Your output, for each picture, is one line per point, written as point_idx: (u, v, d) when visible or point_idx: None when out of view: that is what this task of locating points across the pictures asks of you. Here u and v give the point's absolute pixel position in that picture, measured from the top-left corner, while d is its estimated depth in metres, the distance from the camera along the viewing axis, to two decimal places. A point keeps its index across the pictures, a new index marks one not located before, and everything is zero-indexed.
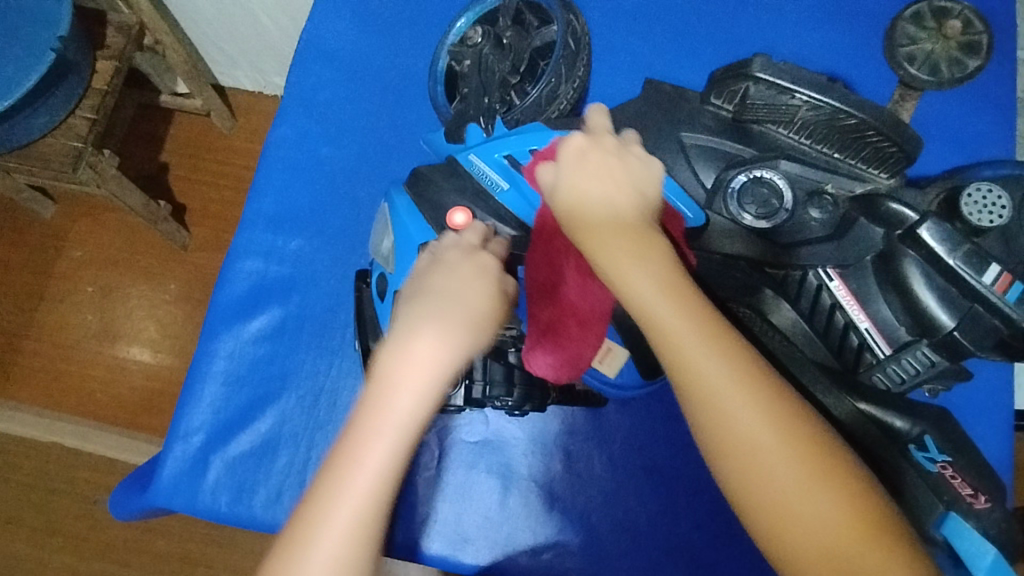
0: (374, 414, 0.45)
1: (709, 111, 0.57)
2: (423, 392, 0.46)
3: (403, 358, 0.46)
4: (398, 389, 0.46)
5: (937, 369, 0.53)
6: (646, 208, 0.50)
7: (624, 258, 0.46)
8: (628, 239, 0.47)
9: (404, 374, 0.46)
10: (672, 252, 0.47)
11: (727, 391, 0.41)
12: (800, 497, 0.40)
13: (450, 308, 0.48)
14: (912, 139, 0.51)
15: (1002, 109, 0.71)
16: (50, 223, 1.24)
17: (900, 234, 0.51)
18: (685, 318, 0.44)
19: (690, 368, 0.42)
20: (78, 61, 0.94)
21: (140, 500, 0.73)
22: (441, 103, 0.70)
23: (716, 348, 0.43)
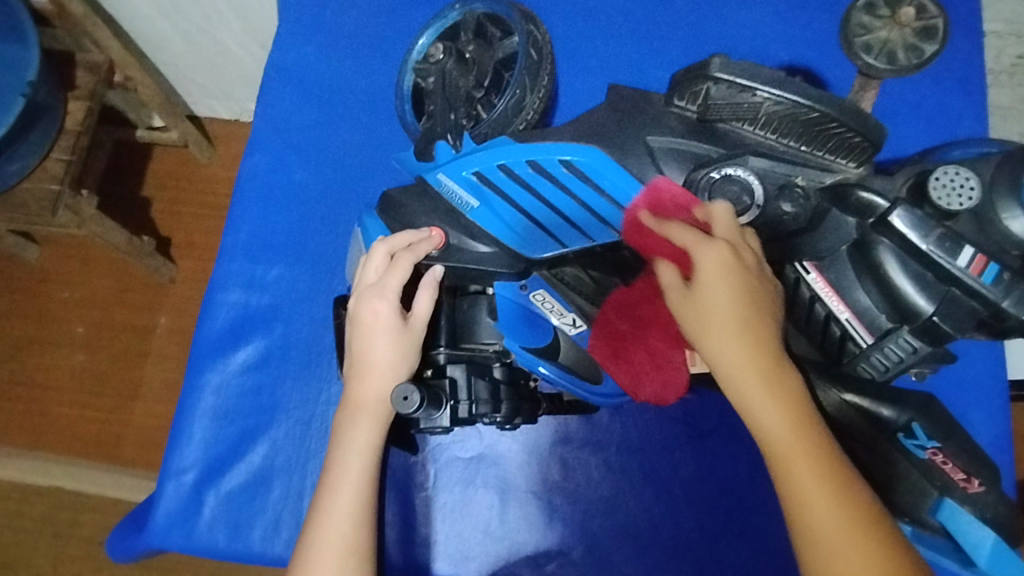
0: (339, 457, 0.57)
1: (674, 112, 0.56)
2: (365, 431, 0.57)
3: (353, 413, 0.57)
4: (350, 434, 0.57)
5: (920, 355, 0.52)
6: (740, 256, 0.51)
7: (719, 314, 0.50)
8: (722, 288, 0.50)
9: (352, 422, 0.57)
10: (763, 296, 0.51)
11: (791, 447, 0.47)
12: (848, 549, 0.44)
13: (366, 363, 0.57)
14: (876, 128, 0.51)
15: (965, 84, 0.72)
16: (35, 267, 1.23)
17: (872, 222, 0.51)
18: (748, 356, 0.49)
19: (743, 390, 0.49)
20: (49, 104, 0.94)
21: (138, 542, 0.72)
22: (409, 121, 0.71)
23: (769, 373, 0.49)
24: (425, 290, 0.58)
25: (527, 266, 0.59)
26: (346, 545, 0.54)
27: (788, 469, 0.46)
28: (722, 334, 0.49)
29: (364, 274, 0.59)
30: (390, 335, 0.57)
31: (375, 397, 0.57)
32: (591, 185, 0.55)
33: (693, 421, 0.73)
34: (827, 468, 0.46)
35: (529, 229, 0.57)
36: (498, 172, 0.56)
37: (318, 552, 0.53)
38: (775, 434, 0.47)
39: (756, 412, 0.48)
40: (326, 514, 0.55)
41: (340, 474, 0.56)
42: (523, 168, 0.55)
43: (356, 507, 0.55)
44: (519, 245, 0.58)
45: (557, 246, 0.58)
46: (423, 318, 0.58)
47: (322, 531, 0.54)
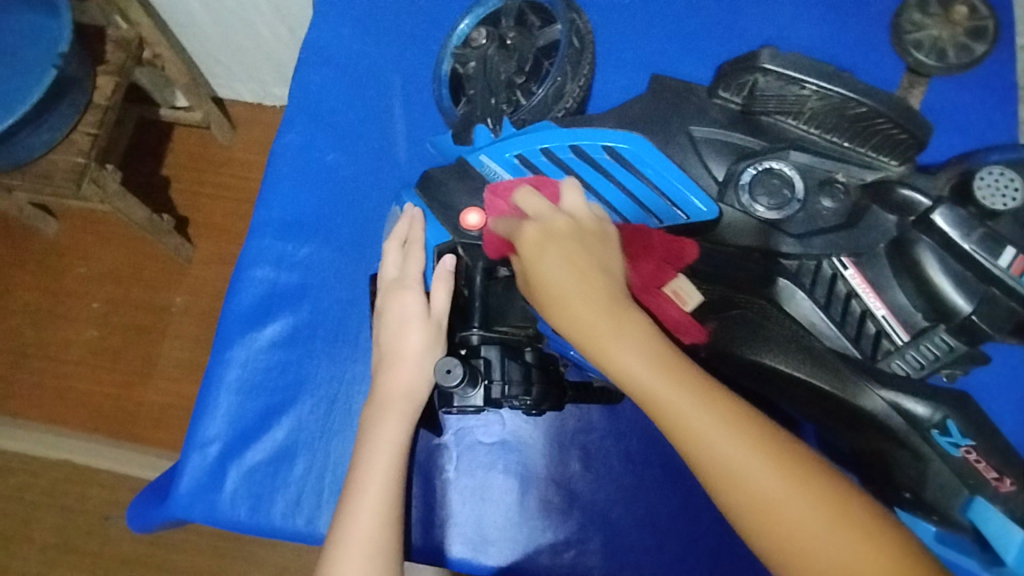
0: (365, 455, 0.56)
1: (718, 103, 0.57)
2: (394, 427, 0.57)
3: (381, 410, 0.57)
4: (379, 431, 0.57)
5: (955, 355, 0.53)
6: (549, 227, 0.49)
7: (565, 283, 0.46)
8: (557, 256, 0.47)
9: (379, 419, 0.57)
10: (597, 258, 0.47)
11: (703, 424, 0.41)
12: (802, 527, 0.39)
13: (395, 358, 0.58)
14: (922, 124, 0.51)
15: (1003, 92, 0.72)
16: (53, 241, 1.24)
17: (912, 220, 0.51)
18: (623, 336, 0.44)
19: (636, 384, 0.43)
20: (79, 77, 0.94)
21: (158, 513, 0.73)
22: (447, 106, 0.71)
23: (648, 349, 0.43)
24: (441, 285, 0.59)
25: None
26: (373, 543, 0.52)
27: (709, 459, 0.41)
28: (575, 303, 0.45)
29: (384, 273, 0.62)
30: (416, 324, 0.58)
31: (406, 394, 0.57)
32: (633, 172, 0.56)
33: None
34: (746, 436, 0.41)
35: None
36: (542, 156, 0.57)
37: (345, 550, 0.52)
38: (686, 421, 0.41)
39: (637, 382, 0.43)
40: (355, 510, 0.53)
41: (367, 470, 0.55)
42: (566, 153, 0.57)
43: (383, 505, 0.54)
44: None
45: None
46: (443, 313, 0.58)
47: (351, 528, 0.53)
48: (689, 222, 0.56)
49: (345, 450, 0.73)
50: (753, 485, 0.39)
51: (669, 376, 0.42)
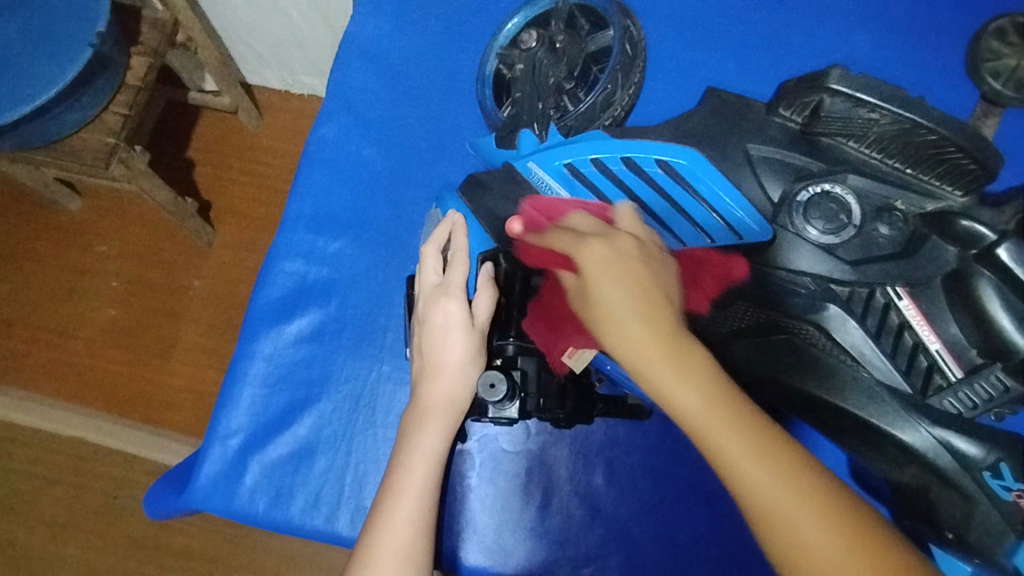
0: (402, 461, 0.55)
1: (777, 121, 0.56)
2: (432, 437, 0.55)
3: (419, 417, 0.56)
4: (417, 439, 0.55)
5: (1011, 395, 0.50)
6: (619, 246, 0.47)
7: (622, 312, 0.43)
8: (607, 266, 0.45)
9: (417, 427, 0.55)
10: (648, 272, 0.46)
11: (726, 430, 0.39)
12: (819, 547, 0.36)
13: (434, 366, 0.56)
14: (993, 157, 0.50)
15: None
16: (76, 218, 1.24)
17: (974, 254, 0.49)
18: (650, 333, 0.42)
19: (654, 380, 0.42)
20: (115, 57, 0.94)
21: (176, 502, 0.72)
22: (489, 106, 0.69)
23: (670, 347, 0.42)
24: (484, 291, 0.56)
25: None
26: (407, 554, 0.51)
27: (726, 463, 0.39)
28: (627, 326, 0.43)
29: (423, 280, 0.58)
30: (458, 335, 0.55)
31: (448, 404, 0.56)
32: (686, 188, 0.55)
33: None
34: (770, 449, 0.39)
35: None
36: (591, 167, 0.56)
37: (376, 560, 0.50)
38: (702, 422, 0.40)
39: (680, 410, 0.41)
40: (389, 518, 0.52)
41: (403, 479, 0.54)
42: (619, 164, 0.56)
43: (417, 515, 0.52)
44: None
45: None
46: (486, 317, 0.56)
47: (385, 536, 0.51)
48: (743, 242, 0.54)
49: (367, 449, 0.72)
50: (770, 499, 0.37)
51: (707, 397, 0.40)
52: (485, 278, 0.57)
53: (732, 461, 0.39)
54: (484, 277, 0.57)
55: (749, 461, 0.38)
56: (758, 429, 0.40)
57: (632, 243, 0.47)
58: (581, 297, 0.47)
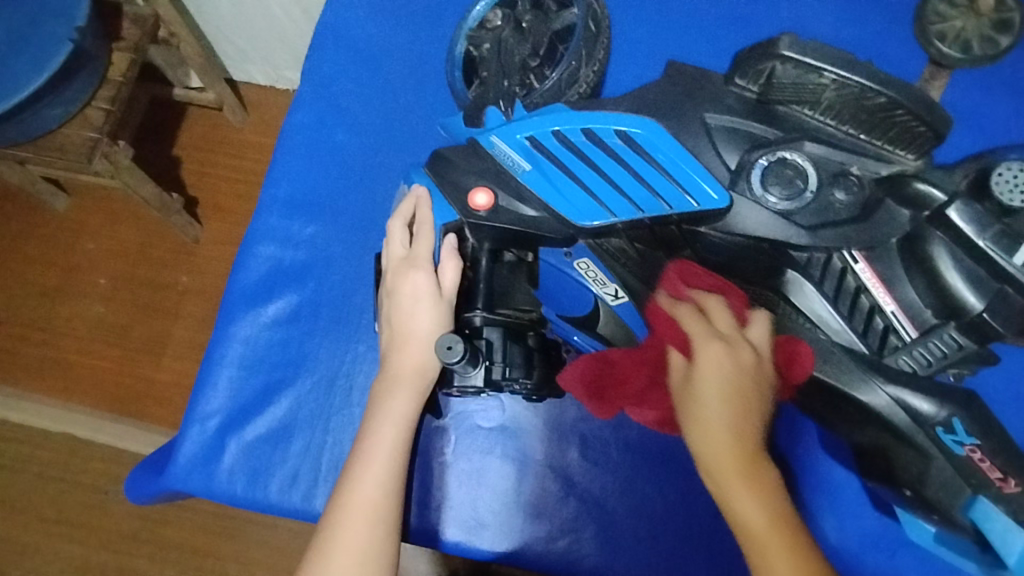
0: (373, 425, 0.56)
1: (733, 91, 0.56)
2: (403, 403, 0.57)
3: (390, 384, 0.57)
4: (388, 404, 0.57)
5: (964, 353, 0.52)
6: (742, 360, 0.50)
7: (720, 442, 0.48)
8: (719, 380, 0.49)
9: (389, 393, 0.57)
10: (754, 384, 0.50)
11: (769, 536, 0.45)
12: None
13: (403, 335, 0.58)
14: (942, 118, 0.50)
15: None
16: (63, 216, 1.24)
17: (925, 215, 0.51)
18: (735, 438, 0.48)
19: (723, 476, 0.47)
20: (96, 51, 0.94)
21: (156, 484, 0.73)
22: (458, 88, 0.70)
23: (743, 447, 0.48)
24: (449, 261, 0.58)
25: (575, 234, 0.57)
26: (376, 512, 0.52)
27: (760, 558, 0.45)
28: (729, 453, 0.48)
29: (392, 253, 0.61)
30: (425, 303, 0.57)
31: (417, 372, 0.57)
32: (645, 157, 0.54)
33: None
34: (803, 557, 0.45)
35: (580, 199, 0.55)
36: (552, 139, 0.56)
37: (347, 517, 0.52)
38: (755, 524, 0.46)
39: (757, 531, 0.46)
40: (358, 479, 0.53)
41: (374, 443, 0.55)
42: (578, 136, 0.55)
43: (387, 476, 0.54)
44: (568, 212, 0.56)
45: (605, 216, 0.55)
46: (452, 286, 0.58)
47: (355, 495, 0.53)
48: (700, 209, 0.53)
49: (343, 428, 0.73)
50: None
51: (759, 500, 0.47)
52: (448, 248, 0.58)
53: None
54: (447, 247, 0.58)
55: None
56: (816, 562, 0.45)
57: (728, 348, 0.51)
58: (682, 393, 0.51)
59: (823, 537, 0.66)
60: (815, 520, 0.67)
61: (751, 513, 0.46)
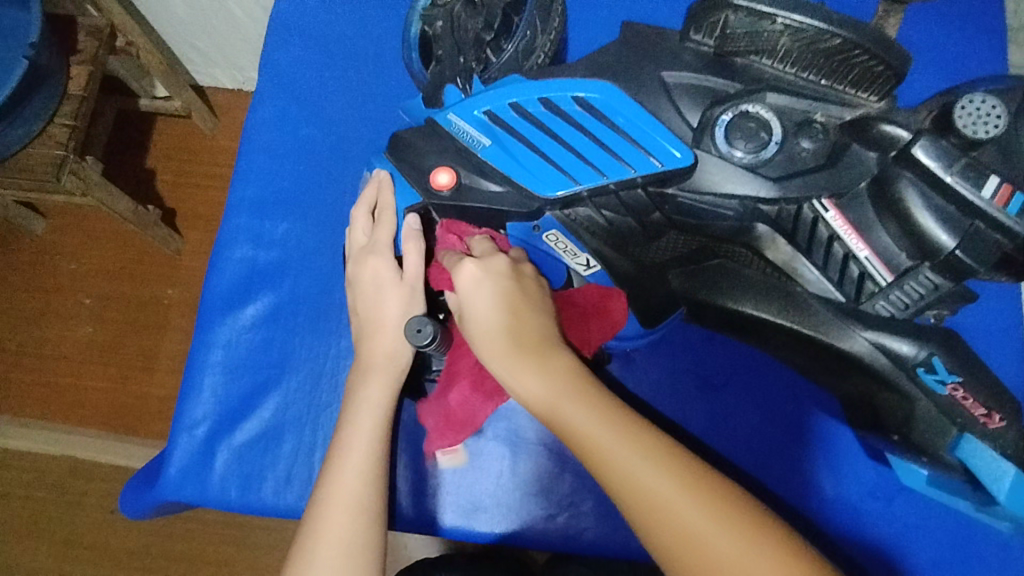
0: (352, 415, 0.56)
1: (691, 47, 0.55)
2: (379, 390, 0.56)
3: (368, 373, 0.57)
4: (365, 394, 0.56)
5: (941, 292, 0.51)
6: (513, 280, 0.52)
7: (503, 351, 0.49)
8: (494, 303, 0.51)
9: (365, 381, 0.56)
10: (528, 301, 0.51)
11: (601, 438, 0.45)
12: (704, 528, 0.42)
13: (375, 324, 0.57)
14: (902, 56, 0.49)
15: (989, 34, 0.73)
16: (41, 239, 1.20)
17: (893, 156, 0.50)
18: (527, 356, 0.49)
19: (539, 397, 0.48)
20: (55, 67, 0.92)
21: (150, 496, 0.73)
22: (417, 70, 0.68)
23: (537, 354, 0.49)
24: (412, 243, 0.57)
25: (540, 206, 0.56)
26: (356, 503, 0.51)
27: (604, 460, 0.45)
28: (513, 354, 0.49)
29: (355, 241, 0.60)
30: (392, 289, 0.57)
31: (395, 359, 0.57)
32: (604, 122, 0.54)
33: (705, 372, 0.69)
34: (639, 446, 0.45)
35: (543, 169, 0.54)
36: (510, 111, 0.55)
37: (327, 510, 0.51)
38: (584, 431, 0.46)
39: (610, 459, 0.45)
40: (338, 470, 0.53)
41: (352, 433, 0.54)
42: (535, 106, 0.54)
43: (367, 466, 0.53)
44: (532, 183, 0.55)
45: (569, 183, 0.54)
46: (420, 267, 0.57)
47: (335, 487, 0.52)
48: (664, 169, 0.53)
49: (332, 424, 0.72)
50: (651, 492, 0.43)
51: (585, 406, 0.47)
52: (410, 230, 0.57)
53: (652, 498, 0.43)
54: (409, 229, 0.57)
55: (623, 459, 0.44)
56: (667, 463, 0.44)
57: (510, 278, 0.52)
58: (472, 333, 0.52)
59: (819, 491, 0.66)
60: (811, 474, 0.66)
61: (559, 405, 0.47)
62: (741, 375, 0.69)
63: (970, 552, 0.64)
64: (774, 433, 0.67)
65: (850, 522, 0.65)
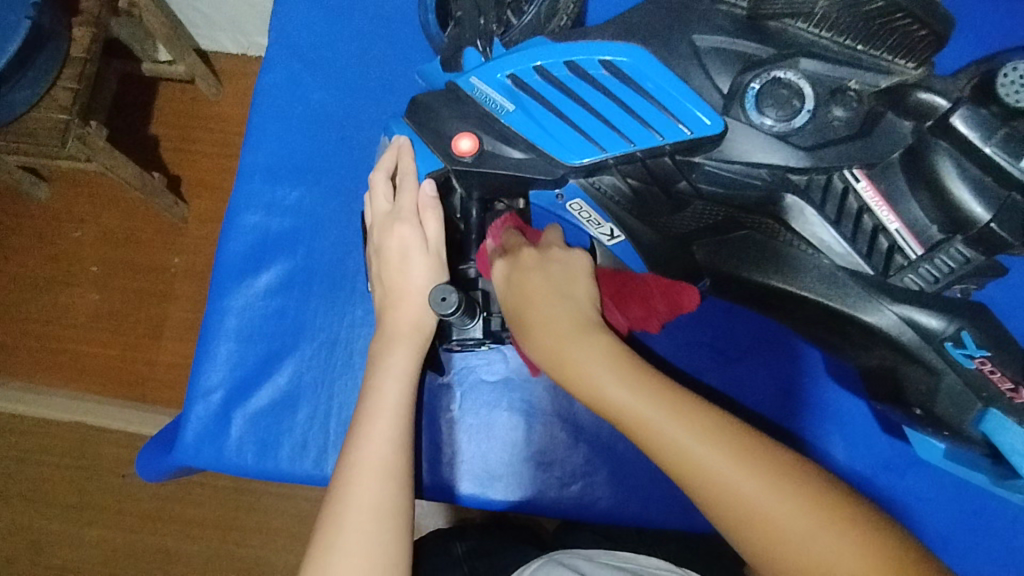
0: (376, 384, 0.55)
1: (722, 10, 0.53)
2: (403, 356, 0.56)
3: (391, 340, 0.56)
4: (388, 362, 0.56)
5: (971, 266, 0.51)
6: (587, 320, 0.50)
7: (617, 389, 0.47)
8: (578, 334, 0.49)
9: (389, 351, 0.56)
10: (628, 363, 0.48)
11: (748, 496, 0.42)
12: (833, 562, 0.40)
13: (398, 292, 0.57)
14: (944, 19, 0.47)
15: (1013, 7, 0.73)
16: (45, 206, 1.19)
17: (930, 125, 0.48)
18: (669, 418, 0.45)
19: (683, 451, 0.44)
20: (57, 28, 0.89)
21: (166, 461, 0.73)
22: (433, 32, 0.64)
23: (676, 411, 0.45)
24: (431, 213, 0.57)
25: (564, 173, 0.55)
26: (383, 470, 0.51)
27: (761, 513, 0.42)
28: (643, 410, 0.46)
29: (376, 208, 0.59)
30: (417, 257, 0.56)
31: (417, 328, 0.57)
32: (633, 87, 0.52)
33: (722, 345, 0.69)
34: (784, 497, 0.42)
35: (567, 136, 0.53)
36: (535, 75, 0.53)
37: (357, 477, 0.51)
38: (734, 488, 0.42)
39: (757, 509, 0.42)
40: (366, 437, 0.53)
41: (378, 399, 0.54)
42: (561, 70, 0.53)
43: (394, 433, 0.53)
44: (557, 151, 0.54)
45: (596, 151, 0.53)
46: (438, 236, 0.57)
47: (362, 453, 0.52)
48: (693, 136, 0.51)
49: (347, 393, 0.72)
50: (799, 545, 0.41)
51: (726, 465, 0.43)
52: (427, 195, 0.56)
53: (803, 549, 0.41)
54: (426, 193, 0.56)
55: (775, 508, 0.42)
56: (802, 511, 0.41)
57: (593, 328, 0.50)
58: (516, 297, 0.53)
59: (833, 464, 0.66)
60: (826, 447, 0.66)
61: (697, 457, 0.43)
62: (759, 348, 0.68)
63: (981, 522, 0.64)
64: (793, 406, 0.67)
65: (864, 494, 0.65)
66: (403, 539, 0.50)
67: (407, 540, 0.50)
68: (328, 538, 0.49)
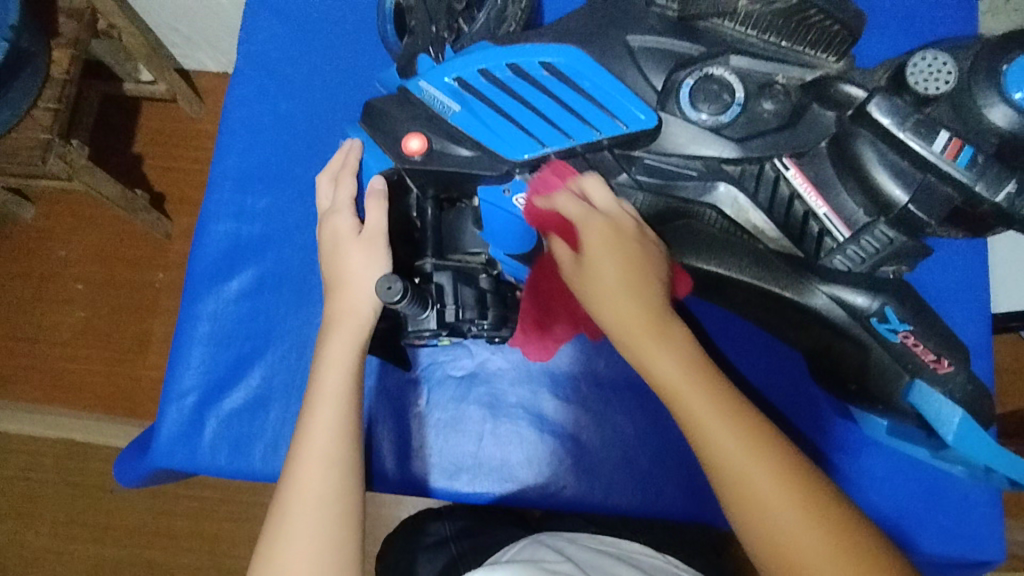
0: (319, 373, 0.57)
1: (655, 12, 0.56)
2: (344, 346, 0.57)
3: (332, 330, 0.58)
4: (330, 352, 0.57)
5: (897, 246, 0.53)
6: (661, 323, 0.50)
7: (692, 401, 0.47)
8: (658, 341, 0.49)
9: (328, 340, 0.58)
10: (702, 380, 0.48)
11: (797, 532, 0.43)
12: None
13: (341, 284, 0.58)
14: (857, 17, 0.51)
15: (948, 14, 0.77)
16: (31, 225, 1.21)
17: (850, 114, 0.51)
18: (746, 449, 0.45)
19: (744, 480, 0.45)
20: (38, 50, 0.91)
21: (142, 464, 0.75)
22: (392, 42, 0.67)
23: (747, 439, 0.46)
24: (374, 201, 0.58)
25: (508, 169, 0.57)
26: (326, 457, 0.53)
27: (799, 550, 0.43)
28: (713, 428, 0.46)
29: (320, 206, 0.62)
30: (362, 249, 0.58)
31: (359, 316, 0.58)
32: (572, 85, 0.55)
33: None
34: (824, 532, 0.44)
35: (511, 133, 0.56)
36: (480, 78, 0.56)
37: (302, 464, 0.53)
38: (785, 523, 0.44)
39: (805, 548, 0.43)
40: (311, 426, 0.55)
41: (321, 390, 0.56)
42: (504, 72, 0.56)
43: (338, 422, 0.55)
44: (502, 148, 0.56)
45: (538, 147, 0.56)
46: (379, 224, 0.58)
47: (306, 443, 0.54)
48: (628, 131, 0.54)
49: None
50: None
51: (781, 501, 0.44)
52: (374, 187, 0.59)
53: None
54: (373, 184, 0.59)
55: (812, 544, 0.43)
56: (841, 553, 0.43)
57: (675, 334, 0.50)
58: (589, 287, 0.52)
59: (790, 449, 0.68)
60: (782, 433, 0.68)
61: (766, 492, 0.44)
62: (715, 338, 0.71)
63: (934, 500, 0.67)
64: (747, 392, 0.69)
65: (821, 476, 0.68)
66: (353, 519, 0.53)
67: (356, 520, 0.53)
68: (277, 525, 0.51)
